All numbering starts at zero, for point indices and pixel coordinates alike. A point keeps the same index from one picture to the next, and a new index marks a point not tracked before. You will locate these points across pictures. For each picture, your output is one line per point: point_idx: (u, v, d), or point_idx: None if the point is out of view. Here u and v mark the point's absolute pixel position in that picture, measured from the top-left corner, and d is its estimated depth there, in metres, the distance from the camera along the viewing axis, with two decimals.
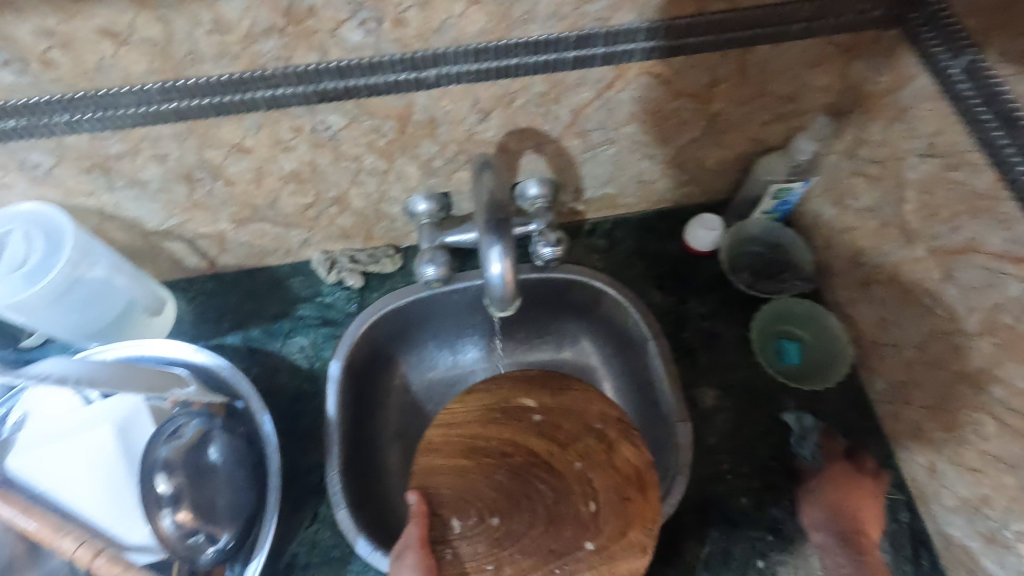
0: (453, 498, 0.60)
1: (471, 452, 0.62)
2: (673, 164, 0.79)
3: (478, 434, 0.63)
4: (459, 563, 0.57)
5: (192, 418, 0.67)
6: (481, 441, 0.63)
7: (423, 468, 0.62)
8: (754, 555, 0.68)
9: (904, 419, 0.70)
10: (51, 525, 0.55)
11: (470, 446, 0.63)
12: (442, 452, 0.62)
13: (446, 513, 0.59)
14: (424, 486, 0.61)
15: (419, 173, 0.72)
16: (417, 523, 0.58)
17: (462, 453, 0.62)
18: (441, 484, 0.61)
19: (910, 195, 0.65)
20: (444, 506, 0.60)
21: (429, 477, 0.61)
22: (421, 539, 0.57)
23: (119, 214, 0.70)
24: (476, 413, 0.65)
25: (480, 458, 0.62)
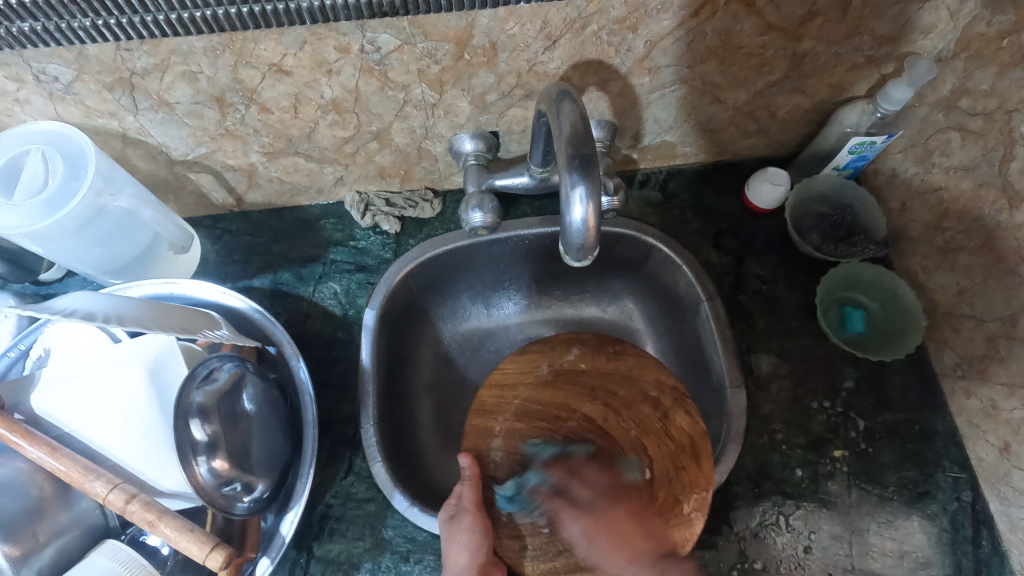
0: (507, 461, 0.61)
1: (524, 416, 0.63)
2: (744, 111, 0.72)
3: (530, 400, 0.64)
4: (513, 523, 0.59)
5: (225, 361, 0.62)
6: (534, 405, 0.64)
7: (477, 430, 0.63)
8: (808, 528, 0.65)
9: (977, 395, 0.66)
10: (81, 467, 0.52)
11: (523, 410, 0.63)
12: (497, 414, 0.63)
13: (501, 476, 0.61)
14: (476, 449, 0.62)
15: (470, 109, 0.66)
16: (471, 486, 0.59)
17: (518, 418, 0.63)
18: (495, 447, 0.62)
19: (1019, 152, 0.59)
20: (498, 469, 0.61)
21: (482, 440, 0.62)
22: (476, 502, 0.59)
23: (144, 140, 0.64)
24: (528, 378, 0.65)
25: (534, 422, 0.63)
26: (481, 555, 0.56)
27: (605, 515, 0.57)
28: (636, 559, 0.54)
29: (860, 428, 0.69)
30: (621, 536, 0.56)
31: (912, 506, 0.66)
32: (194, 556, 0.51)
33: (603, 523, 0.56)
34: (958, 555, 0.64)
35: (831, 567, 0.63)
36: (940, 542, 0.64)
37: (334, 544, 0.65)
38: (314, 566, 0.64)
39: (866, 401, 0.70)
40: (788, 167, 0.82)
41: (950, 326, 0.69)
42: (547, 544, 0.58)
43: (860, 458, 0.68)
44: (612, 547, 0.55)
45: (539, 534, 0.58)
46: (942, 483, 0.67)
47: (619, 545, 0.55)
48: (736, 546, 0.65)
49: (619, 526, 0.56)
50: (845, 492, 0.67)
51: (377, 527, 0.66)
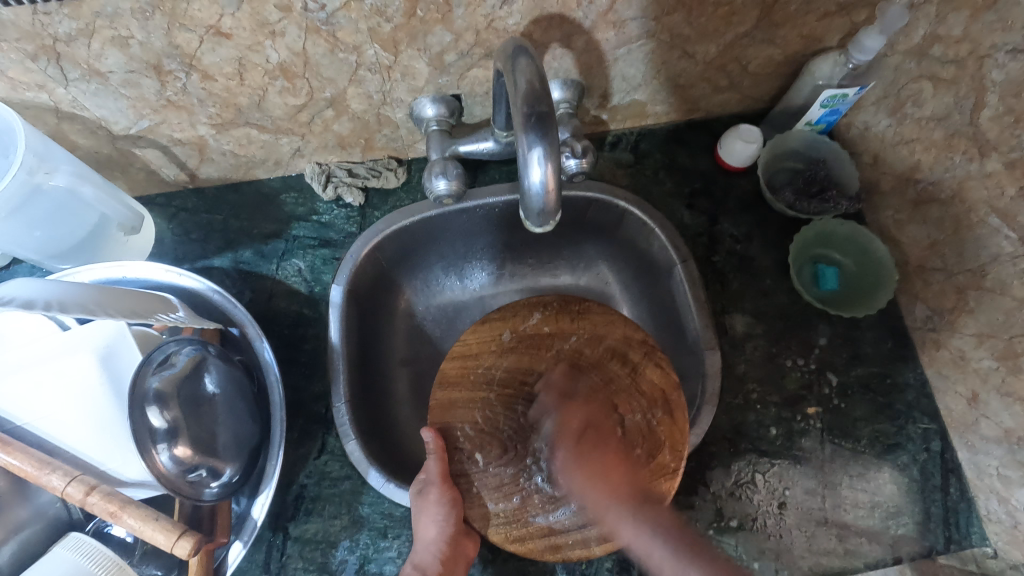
0: (474, 433, 0.61)
1: (491, 385, 0.62)
2: (715, 65, 0.70)
3: (497, 367, 0.63)
4: (480, 494, 0.58)
5: (183, 345, 0.58)
6: (500, 373, 0.62)
7: (444, 403, 0.61)
8: (783, 483, 0.66)
9: (947, 346, 0.66)
10: (36, 461, 0.50)
11: (487, 379, 0.62)
12: (462, 385, 0.62)
13: (468, 447, 0.60)
14: (441, 424, 0.61)
15: (428, 70, 0.62)
16: (438, 459, 0.59)
17: (483, 386, 0.62)
18: (462, 419, 0.61)
19: (990, 99, 0.57)
20: (466, 441, 0.60)
21: (449, 413, 0.61)
22: (443, 474, 0.58)
23: (80, 114, 0.60)
24: (492, 345, 0.63)
25: (501, 389, 0.62)
26: (449, 527, 0.57)
27: (596, 464, 0.57)
28: (617, 495, 0.56)
29: (833, 384, 0.70)
30: (608, 480, 0.56)
31: (883, 457, 0.67)
32: (161, 545, 0.50)
33: (616, 479, 0.57)
34: (927, 503, 0.65)
35: (805, 522, 0.65)
36: (910, 491, 0.66)
37: (311, 524, 0.64)
38: (292, 546, 0.63)
39: (839, 357, 0.71)
40: (761, 123, 0.80)
41: (922, 280, 0.69)
42: (514, 511, 0.58)
43: (834, 414, 0.69)
44: (608, 480, 0.56)
45: (508, 503, 0.58)
46: (913, 434, 0.68)
47: (599, 481, 0.56)
48: (713, 505, 0.65)
49: (603, 462, 0.57)
50: (818, 447, 0.67)
51: (353, 505, 0.65)
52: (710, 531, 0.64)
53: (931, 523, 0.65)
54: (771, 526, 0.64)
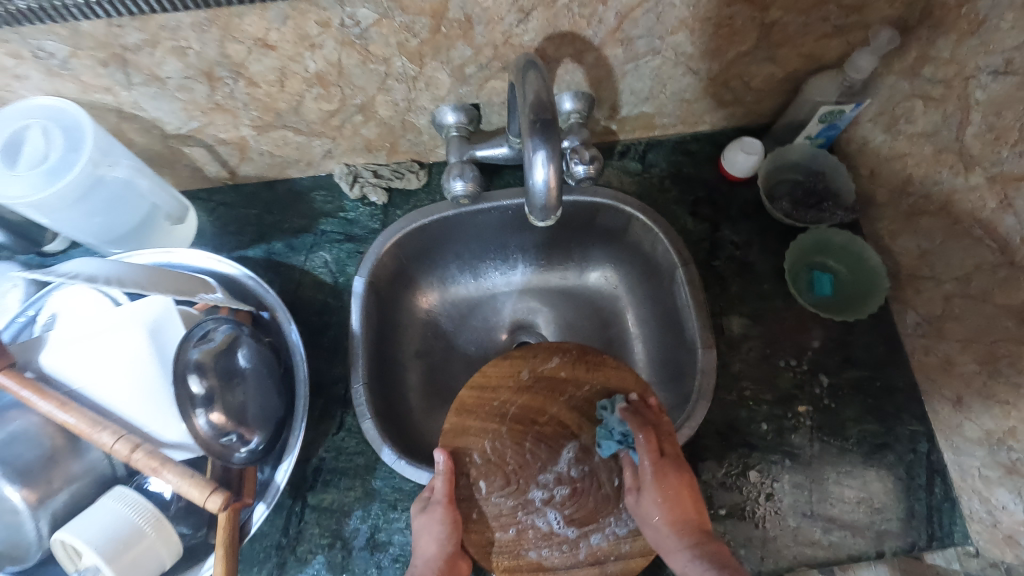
0: (482, 461, 0.66)
1: (504, 418, 0.67)
2: (718, 81, 0.75)
3: (510, 402, 0.68)
4: (483, 521, 0.64)
5: (220, 323, 0.65)
6: (513, 408, 0.68)
7: (456, 428, 0.67)
8: (771, 476, 0.69)
9: (935, 352, 0.69)
10: (89, 421, 0.56)
11: (500, 412, 0.68)
12: (475, 414, 0.68)
13: (474, 474, 0.65)
14: (452, 448, 0.66)
15: (450, 80, 0.68)
16: (445, 480, 0.63)
17: (495, 418, 0.67)
18: (472, 446, 0.66)
19: (975, 118, 0.61)
20: (473, 468, 0.65)
21: (460, 438, 0.66)
22: (449, 494, 0.62)
23: (138, 114, 0.67)
24: (510, 381, 0.69)
25: (512, 424, 0.67)
26: (449, 546, 0.60)
27: (670, 488, 0.59)
28: (663, 498, 0.59)
29: (824, 385, 0.73)
30: (681, 508, 0.59)
31: (870, 456, 0.70)
32: (195, 498, 0.56)
33: (680, 505, 0.59)
34: (912, 501, 0.68)
35: (791, 513, 0.68)
36: (895, 489, 0.69)
37: (327, 494, 0.70)
38: (309, 514, 0.69)
39: (831, 360, 0.74)
40: (764, 136, 0.84)
41: (913, 288, 0.72)
42: (510, 541, 0.63)
43: (824, 413, 0.72)
44: (675, 507, 0.59)
45: (505, 533, 0.63)
46: (900, 435, 0.71)
47: (676, 520, 0.58)
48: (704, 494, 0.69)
49: (676, 504, 0.59)
50: (807, 444, 0.71)
51: (367, 479, 0.70)
52: None
53: (914, 520, 0.67)
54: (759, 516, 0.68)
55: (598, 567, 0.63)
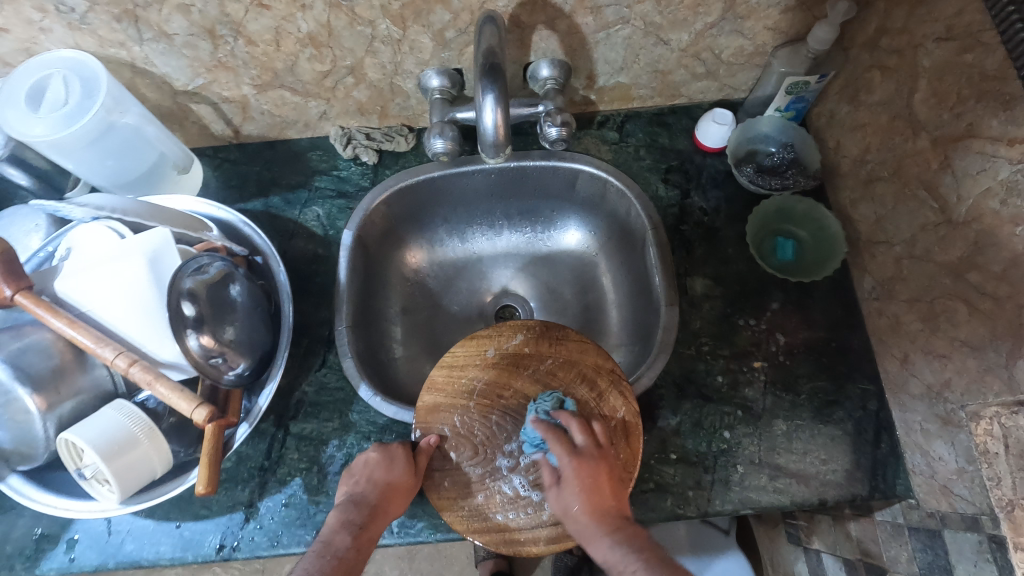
0: (453, 434, 0.70)
1: (471, 394, 0.71)
2: (689, 53, 0.79)
3: (478, 379, 0.72)
4: (454, 488, 0.68)
5: (215, 259, 0.71)
6: (481, 384, 0.72)
7: (429, 406, 0.71)
8: (723, 426, 0.73)
9: (887, 314, 0.72)
10: (94, 337, 0.63)
11: (467, 389, 0.72)
12: (446, 391, 0.72)
13: (446, 446, 0.69)
14: (427, 423, 0.70)
15: (432, 44, 0.74)
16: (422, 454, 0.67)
17: (464, 395, 0.71)
18: (443, 420, 0.70)
19: (921, 84, 0.64)
20: (444, 440, 0.70)
21: (432, 415, 0.71)
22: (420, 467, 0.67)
23: (150, 70, 0.74)
24: (477, 361, 0.73)
25: (479, 399, 0.71)
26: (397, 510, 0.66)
27: (587, 479, 0.61)
28: (583, 488, 0.61)
29: (780, 343, 0.76)
30: (600, 497, 0.61)
31: (820, 411, 0.73)
32: (183, 410, 0.63)
33: (598, 494, 0.61)
34: (858, 455, 0.71)
35: (740, 460, 0.71)
36: (843, 443, 0.71)
37: (307, 424, 0.75)
38: (290, 440, 0.75)
39: (789, 321, 0.77)
40: (738, 110, 0.88)
41: (869, 253, 0.75)
42: (480, 508, 0.67)
43: (778, 369, 0.75)
44: (594, 497, 0.61)
45: (474, 498, 0.67)
46: (851, 393, 0.73)
47: (593, 511, 0.60)
48: (657, 440, 0.73)
49: (597, 495, 0.61)
50: (760, 397, 0.74)
51: (345, 412, 0.76)
52: (652, 460, 0.72)
53: (858, 472, 0.70)
54: (708, 461, 0.72)
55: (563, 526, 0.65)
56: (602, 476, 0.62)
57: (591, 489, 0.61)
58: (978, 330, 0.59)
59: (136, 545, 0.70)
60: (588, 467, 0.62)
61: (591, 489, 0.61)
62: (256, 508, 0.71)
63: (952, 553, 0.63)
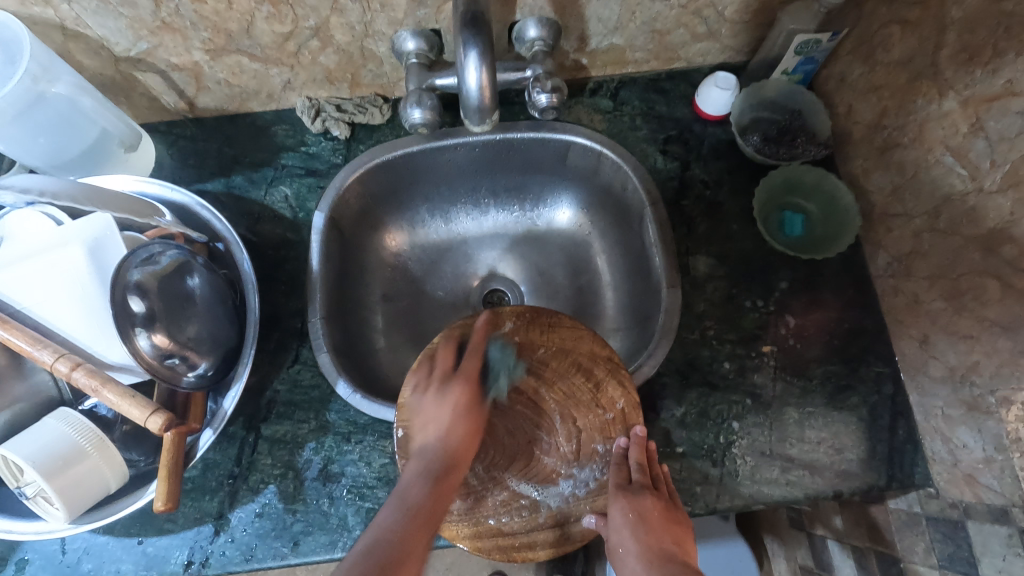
0: None
1: None
2: (690, 10, 0.72)
3: None
4: None
5: (169, 248, 0.64)
6: None
7: None
8: (731, 416, 0.68)
9: (903, 291, 0.67)
10: (29, 338, 0.55)
11: None
12: None
13: None
14: (410, 422, 0.64)
15: (406, 1, 0.66)
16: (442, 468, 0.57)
17: None
18: None
19: (949, 38, 0.58)
20: None
21: None
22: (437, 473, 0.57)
23: (84, 33, 0.65)
24: (461, 351, 0.65)
25: None
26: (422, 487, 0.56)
27: (639, 516, 0.57)
28: (633, 526, 0.57)
29: (790, 326, 0.71)
30: (652, 535, 0.56)
31: (833, 397, 0.68)
32: (134, 418, 0.55)
33: (656, 534, 0.57)
34: (874, 443, 0.66)
35: (749, 452, 0.67)
36: (859, 430, 0.67)
37: (280, 426, 0.69)
38: (262, 445, 0.68)
39: (799, 301, 0.72)
40: (741, 74, 0.82)
41: (884, 227, 0.69)
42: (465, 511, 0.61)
43: (788, 353, 0.70)
44: (645, 534, 0.56)
45: (460, 501, 0.61)
46: (865, 377, 0.69)
47: (648, 551, 0.55)
48: (661, 432, 0.68)
49: (648, 530, 0.57)
50: (769, 384, 0.69)
51: (321, 411, 0.70)
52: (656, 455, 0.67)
53: (874, 461, 0.66)
54: (716, 455, 0.67)
55: (559, 529, 0.61)
56: (654, 511, 0.58)
57: (643, 527, 0.57)
58: (1012, 309, 0.54)
59: (94, 564, 0.64)
60: (639, 504, 0.58)
61: (641, 526, 0.57)
62: (227, 519, 0.65)
63: (977, 546, 0.59)
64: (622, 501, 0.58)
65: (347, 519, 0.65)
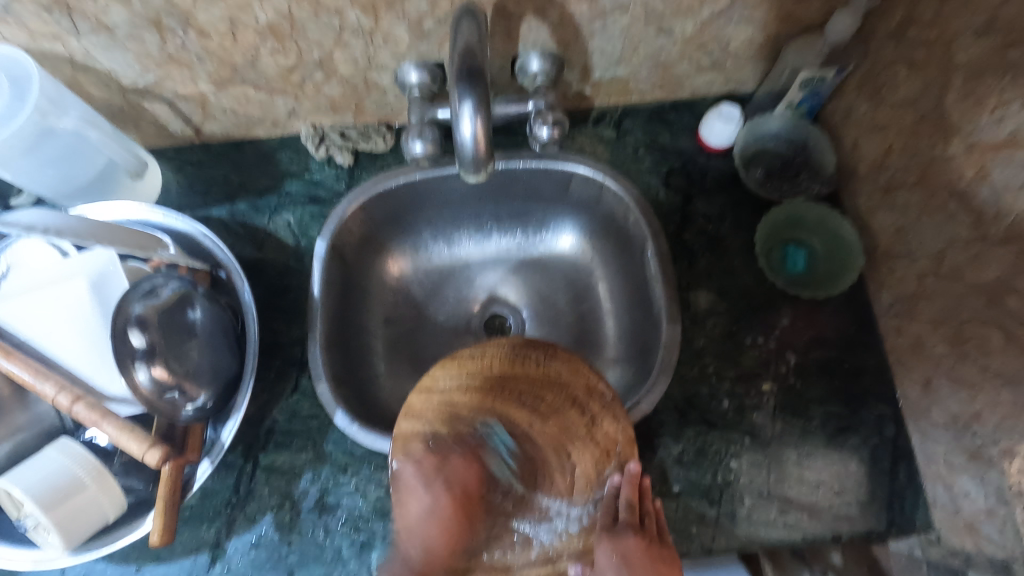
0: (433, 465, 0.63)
1: (450, 421, 0.64)
2: (693, 44, 0.72)
3: (458, 404, 0.64)
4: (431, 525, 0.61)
5: (170, 280, 0.65)
6: (460, 409, 0.64)
7: (406, 434, 0.64)
8: (729, 455, 0.67)
9: (907, 333, 0.66)
10: (32, 369, 0.56)
11: (449, 415, 0.64)
12: (424, 418, 0.64)
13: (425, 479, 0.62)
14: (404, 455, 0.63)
15: (408, 37, 0.66)
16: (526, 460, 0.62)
17: (441, 422, 0.64)
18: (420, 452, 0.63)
19: (955, 82, 0.57)
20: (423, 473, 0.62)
21: (408, 445, 0.63)
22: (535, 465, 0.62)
23: (92, 66, 0.66)
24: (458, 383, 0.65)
25: (457, 426, 0.63)
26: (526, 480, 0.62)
27: (622, 555, 0.55)
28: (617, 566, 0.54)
29: (791, 364, 0.70)
30: (638, 574, 0.53)
31: (833, 438, 0.67)
32: (133, 452, 0.56)
33: (640, 573, 0.53)
34: (874, 487, 0.65)
35: (747, 492, 0.66)
36: (859, 472, 0.66)
37: (278, 455, 0.69)
38: (260, 474, 0.69)
39: (800, 338, 0.71)
40: (746, 105, 0.81)
41: (888, 266, 0.69)
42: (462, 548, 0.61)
43: (788, 392, 0.69)
44: (631, 574, 0.53)
45: None
46: (866, 418, 0.68)
47: None
48: (658, 471, 0.68)
49: (632, 568, 0.54)
50: (768, 423, 0.68)
51: (319, 441, 0.70)
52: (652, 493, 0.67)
53: (874, 505, 0.65)
54: (713, 494, 0.66)
55: (551, 565, 0.61)
56: (638, 549, 0.55)
57: (626, 567, 0.54)
58: (1015, 361, 0.53)
59: None
60: (622, 543, 0.56)
61: (624, 565, 0.54)
62: (223, 549, 0.66)
63: None
64: (607, 544, 0.56)
65: (342, 551, 0.65)
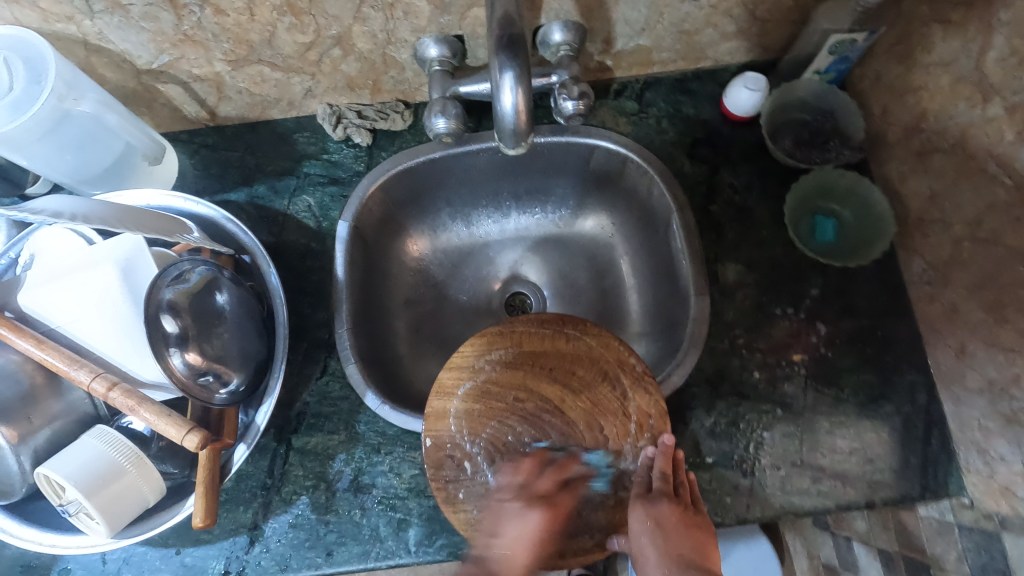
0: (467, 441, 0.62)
1: (483, 396, 0.64)
2: (719, 10, 0.70)
3: (491, 381, 0.64)
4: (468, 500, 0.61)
5: (197, 264, 0.64)
6: (493, 386, 0.64)
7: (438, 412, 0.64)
8: (761, 425, 0.67)
9: (941, 300, 0.66)
10: (66, 358, 0.56)
11: (482, 391, 0.64)
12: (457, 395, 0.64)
13: (460, 455, 0.62)
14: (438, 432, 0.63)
15: (429, 9, 0.65)
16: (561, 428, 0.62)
17: (475, 398, 0.64)
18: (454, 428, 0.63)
19: (997, 41, 0.56)
20: (457, 450, 0.62)
21: (441, 423, 0.63)
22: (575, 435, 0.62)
23: (106, 47, 0.65)
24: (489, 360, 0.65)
25: (490, 402, 0.63)
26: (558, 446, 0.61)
27: (657, 522, 0.54)
28: (651, 531, 0.54)
29: (822, 334, 0.70)
30: (672, 541, 0.53)
31: (866, 407, 0.67)
32: (172, 437, 0.55)
33: (674, 540, 0.54)
34: (908, 453, 0.66)
35: (780, 462, 0.66)
36: (892, 440, 0.66)
37: (311, 437, 0.70)
38: (294, 456, 0.69)
39: (831, 308, 0.71)
40: (771, 73, 0.79)
41: (920, 233, 0.68)
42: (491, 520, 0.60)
43: (820, 362, 0.69)
44: (666, 540, 0.53)
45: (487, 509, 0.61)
46: (898, 386, 0.68)
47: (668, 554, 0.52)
48: (691, 443, 0.68)
49: (666, 535, 0.54)
50: (800, 393, 0.68)
51: (351, 422, 0.70)
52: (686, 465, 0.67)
53: (908, 472, 0.65)
54: (746, 465, 0.66)
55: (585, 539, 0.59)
56: (672, 516, 0.55)
57: (660, 533, 0.54)
58: None
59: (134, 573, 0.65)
60: (657, 511, 0.55)
61: (658, 531, 0.54)
62: (261, 530, 0.66)
63: None
64: (641, 509, 0.56)
65: (379, 530, 0.66)
